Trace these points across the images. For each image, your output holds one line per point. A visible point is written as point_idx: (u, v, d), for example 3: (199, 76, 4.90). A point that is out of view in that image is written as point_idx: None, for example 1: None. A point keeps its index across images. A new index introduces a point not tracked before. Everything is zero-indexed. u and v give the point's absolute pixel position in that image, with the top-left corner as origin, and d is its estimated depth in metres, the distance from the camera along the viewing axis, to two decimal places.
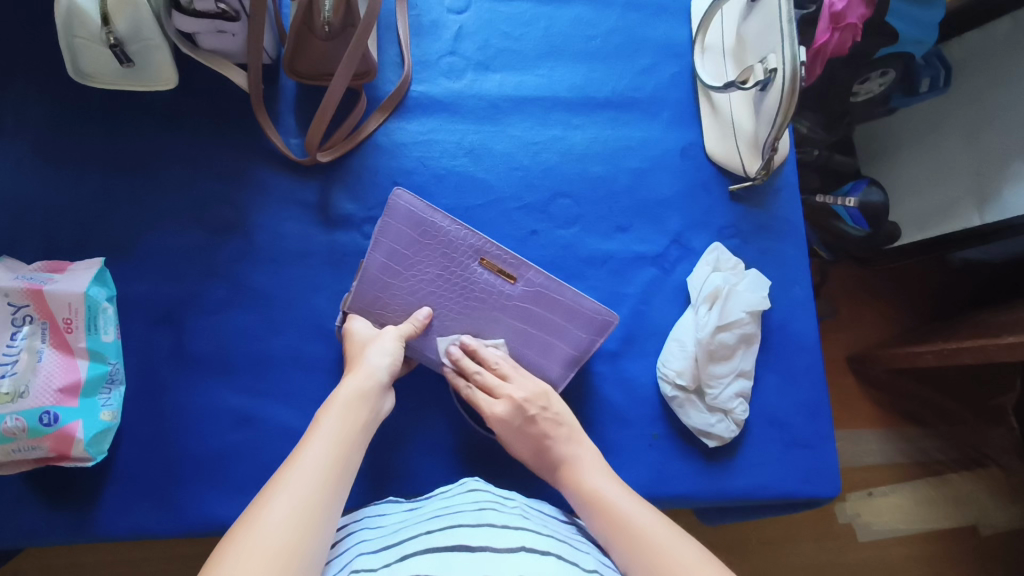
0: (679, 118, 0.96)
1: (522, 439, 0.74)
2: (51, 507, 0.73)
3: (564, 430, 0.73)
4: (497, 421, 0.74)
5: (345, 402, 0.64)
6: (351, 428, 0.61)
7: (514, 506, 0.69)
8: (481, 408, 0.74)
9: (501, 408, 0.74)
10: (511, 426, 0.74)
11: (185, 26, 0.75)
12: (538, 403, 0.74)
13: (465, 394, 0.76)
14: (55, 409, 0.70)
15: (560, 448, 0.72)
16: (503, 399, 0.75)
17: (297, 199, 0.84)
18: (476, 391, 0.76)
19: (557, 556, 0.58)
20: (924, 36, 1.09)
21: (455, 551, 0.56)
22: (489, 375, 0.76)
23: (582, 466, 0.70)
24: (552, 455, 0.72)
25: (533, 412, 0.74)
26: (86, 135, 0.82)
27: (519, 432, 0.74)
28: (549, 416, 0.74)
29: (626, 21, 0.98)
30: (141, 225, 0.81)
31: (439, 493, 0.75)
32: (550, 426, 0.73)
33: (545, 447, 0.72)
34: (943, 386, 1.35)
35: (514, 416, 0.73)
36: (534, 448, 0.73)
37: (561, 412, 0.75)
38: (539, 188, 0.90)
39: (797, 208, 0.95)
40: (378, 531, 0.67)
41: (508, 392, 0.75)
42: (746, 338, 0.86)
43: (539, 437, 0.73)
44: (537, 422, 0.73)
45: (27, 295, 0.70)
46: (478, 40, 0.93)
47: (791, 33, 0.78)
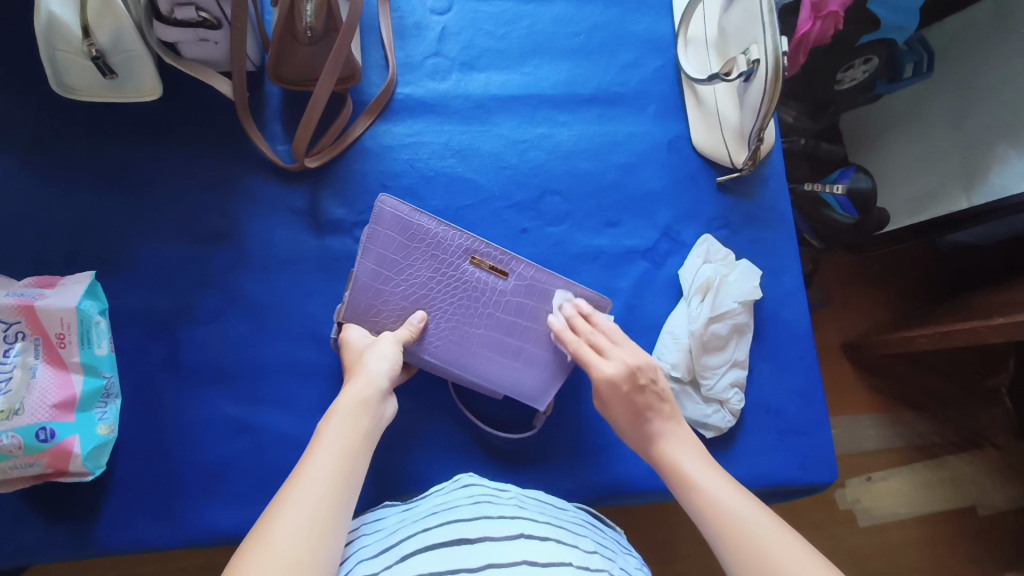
0: (664, 111, 0.97)
1: (624, 406, 0.69)
2: (51, 524, 0.73)
3: (668, 407, 0.70)
4: (605, 381, 0.70)
5: (346, 411, 0.64)
6: (356, 435, 0.62)
7: (510, 497, 0.69)
8: (592, 368, 0.71)
9: (612, 370, 0.70)
10: (620, 392, 0.70)
11: (166, 35, 0.74)
12: (648, 374, 0.71)
13: (573, 349, 0.73)
14: (52, 424, 0.69)
15: (657, 423, 0.69)
16: (615, 361, 0.71)
17: (288, 206, 0.84)
18: (585, 348, 0.74)
19: (556, 540, 0.60)
20: (906, 22, 1.10)
21: (455, 547, 0.57)
22: (598, 336, 0.74)
23: (678, 446, 0.68)
24: (651, 428, 0.69)
25: (643, 381, 0.70)
26: (71, 150, 0.81)
27: (622, 399, 0.70)
28: (656, 390, 0.70)
29: (608, 17, 0.98)
30: (131, 238, 0.81)
31: (434, 490, 0.75)
32: (657, 400, 0.70)
33: (644, 418, 0.69)
34: (937, 369, 1.36)
35: (626, 380, 0.70)
36: (633, 418, 0.69)
37: (665, 386, 0.72)
38: (528, 186, 0.90)
39: (785, 197, 0.96)
40: (377, 534, 0.67)
41: (620, 356, 0.71)
42: (739, 328, 0.87)
43: (642, 407, 0.69)
44: (645, 392, 0.69)
45: (18, 311, 0.70)
46: (462, 40, 0.93)
47: (772, 24, 0.78)
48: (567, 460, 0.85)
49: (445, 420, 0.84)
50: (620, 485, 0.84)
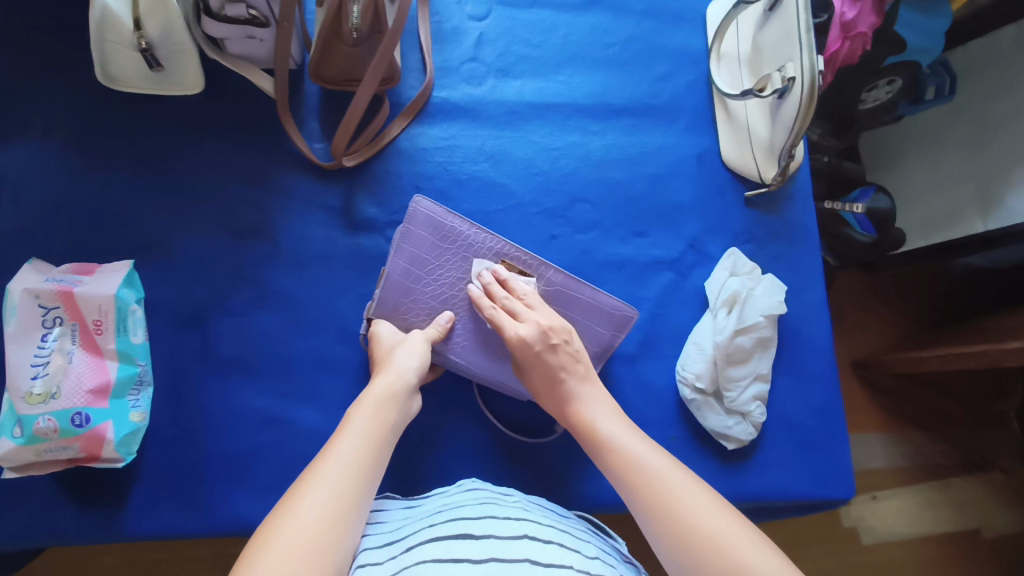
0: (695, 125, 0.98)
1: (538, 367, 0.71)
2: (80, 508, 0.74)
3: (581, 368, 0.72)
4: (518, 343, 0.71)
5: (375, 401, 0.65)
6: (381, 426, 0.63)
7: (514, 501, 0.70)
8: (504, 329, 0.72)
9: (524, 330, 0.71)
10: (531, 352, 0.71)
11: (214, 31, 0.75)
12: (560, 335, 0.73)
13: (489, 314, 0.74)
14: (87, 409, 0.71)
15: (572, 383, 0.71)
16: (527, 322, 0.72)
17: (322, 203, 0.85)
18: (500, 313, 0.74)
19: (560, 543, 0.60)
20: (931, 45, 1.12)
21: (460, 541, 0.57)
22: (514, 302, 0.75)
23: (594, 407, 0.70)
24: (565, 388, 0.71)
25: (555, 342, 0.72)
26: (111, 139, 0.82)
27: (535, 361, 0.71)
28: (569, 351, 0.72)
29: (642, 29, 0.99)
30: (168, 229, 0.82)
31: (440, 492, 0.76)
32: (569, 360, 0.72)
33: (558, 379, 0.71)
34: (947, 392, 1.37)
35: (537, 340, 0.71)
36: (546, 378, 0.71)
37: (580, 349, 0.74)
38: (558, 193, 0.91)
39: (811, 213, 0.97)
40: (382, 527, 0.67)
41: (533, 318, 0.73)
42: (763, 342, 0.87)
43: (556, 367, 0.71)
44: (558, 352, 0.71)
45: (58, 296, 0.72)
46: (498, 46, 0.95)
47: (809, 43, 0.79)
48: (588, 467, 0.85)
49: (469, 421, 0.85)
50: None
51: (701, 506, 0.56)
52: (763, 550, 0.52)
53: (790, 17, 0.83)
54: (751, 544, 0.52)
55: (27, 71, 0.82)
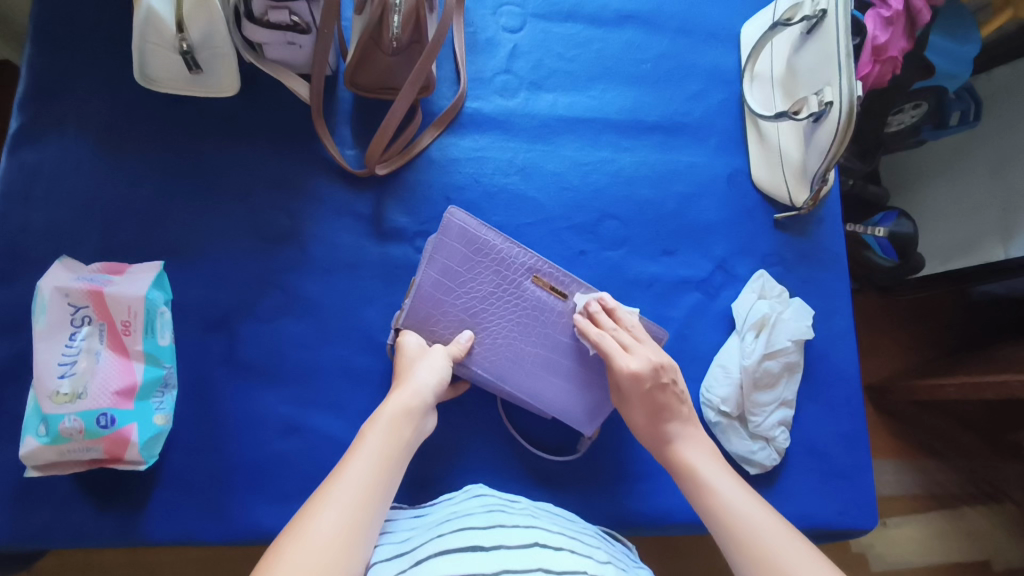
0: (725, 145, 0.97)
1: (645, 404, 0.71)
2: (99, 509, 0.73)
3: (687, 410, 0.72)
4: (630, 378, 0.71)
5: (389, 416, 0.64)
6: (393, 443, 0.61)
7: (523, 508, 0.68)
8: (617, 363, 0.72)
9: (637, 365, 0.71)
10: (642, 387, 0.71)
11: (255, 35, 0.76)
12: (669, 374, 0.73)
13: (597, 341, 0.74)
14: (112, 411, 0.70)
15: (675, 425, 0.71)
16: (639, 358, 0.72)
17: (352, 211, 0.85)
18: (609, 343, 0.74)
19: (571, 551, 0.58)
20: (958, 71, 1.11)
21: (470, 551, 0.55)
22: (622, 334, 0.75)
23: (697, 452, 0.69)
24: (668, 428, 0.71)
25: (665, 380, 0.72)
26: (144, 139, 0.82)
27: (642, 397, 0.71)
28: (676, 391, 0.72)
29: (676, 47, 0.99)
30: (197, 231, 0.81)
31: (444, 499, 0.73)
32: (676, 400, 0.72)
33: (661, 416, 0.71)
34: (963, 420, 1.36)
35: (651, 377, 0.71)
36: (652, 414, 0.71)
37: (684, 389, 0.74)
38: (587, 209, 0.91)
39: (840, 238, 0.96)
40: (387, 537, 0.64)
41: (644, 353, 0.73)
42: (790, 366, 0.87)
43: (663, 406, 0.71)
44: (666, 391, 0.71)
45: (88, 296, 0.72)
46: (532, 59, 0.94)
47: (850, 68, 0.79)
48: (610, 487, 0.84)
49: (491, 436, 0.83)
50: (661, 516, 0.83)
51: (800, 565, 0.54)
52: None
53: (830, 42, 0.82)
54: None
55: (64, 67, 0.82)
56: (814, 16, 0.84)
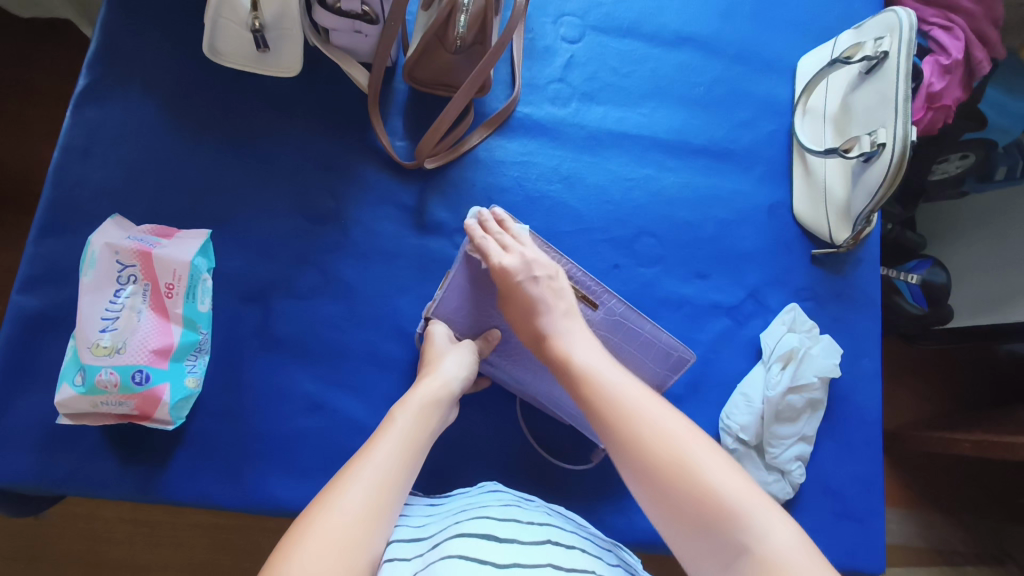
0: (770, 176, 0.98)
1: (518, 297, 0.72)
2: (123, 463, 0.75)
3: (564, 304, 0.72)
4: (500, 270, 0.73)
5: (419, 403, 0.65)
6: (421, 430, 0.62)
7: (536, 506, 0.69)
8: (490, 255, 0.74)
9: (509, 260, 0.73)
10: (509, 279, 0.72)
11: (324, 20, 0.78)
12: (544, 270, 0.74)
13: (478, 241, 0.76)
14: (148, 368, 0.72)
15: (552, 320, 0.70)
16: (513, 254, 0.74)
17: (395, 201, 0.86)
18: (489, 242, 0.76)
19: (582, 550, 0.60)
20: (1010, 126, 1.11)
21: (487, 539, 0.56)
22: (505, 237, 0.77)
23: (571, 343, 0.67)
24: (544, 322, 0.70)
25: (538, 275, 0.73)
26: (204, 110, 0.84)
27: (515, 289, 0.72)
28: (552, 286, 0.73)
29: (730, 73, 0.99)
30: (244, 204, 0.83)
31: (459, 491, 0.74)
32: (551, 293, 0.72)
33: (538, 307, 0.71)
34: (974, 478, 1.34)
35: (519, 270, 0.72)
36: (525, 310, 0.71)
37: (565, 288, 0.74)
38: (626, 224, 0.91)
39: (875, 281, 0.96)
40: (404, 519, 0.65)
41: (520, 250, 0.75)
42: (813, 403, 0.87)
43: (537, 297, 0.71)
44: (538, 284, 0.72)
45: (136, 255, 0.74)
46: (587, 71, 0.95)
47: (906, 112, 0.79)
48: (620, 501, 0.84)
49: (508, 436, 0.84)
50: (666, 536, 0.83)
51: (682, 430, 0.55)
52: (736, 476, 0.53)
53: (890, 84, 0.82)
54: (726, 469, 0.53)
55: (135, 32, 0.84)
56: (874, 58, 0.84)
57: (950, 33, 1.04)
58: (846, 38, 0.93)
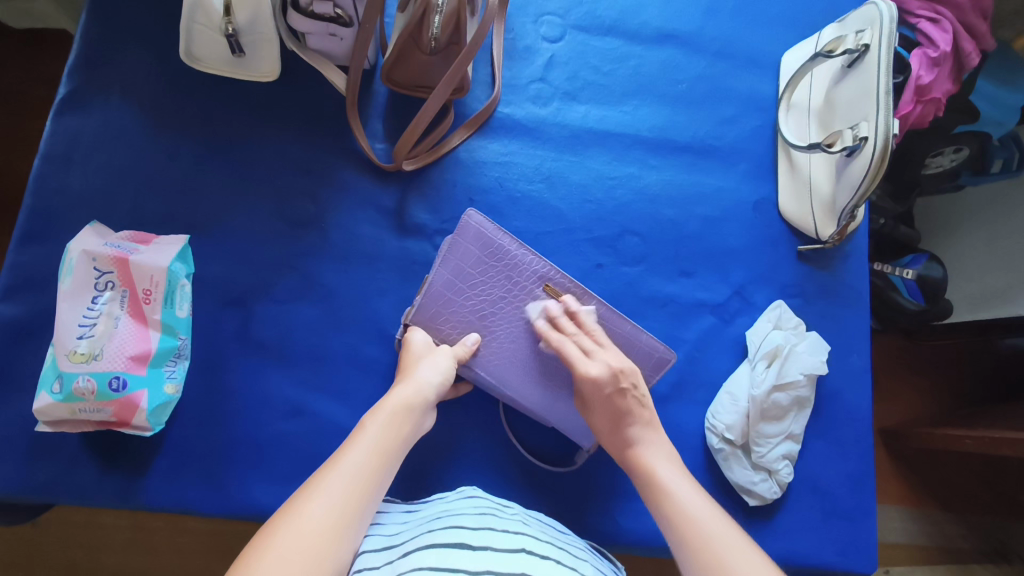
0: (755, 172, 0.97)
1: (605, 407, 0.71)
2: (104, 470, 0.75)
3: (648, 415, 0.71)
4: (588, 381, 0.71)
5: (391, 411, 0.64)
6: (391, 439, 0.62)
7: (513, 514, 0.68)
8: (576, 365, 0.72)
9: (597, 370, 0.71)
10: (600, 393, 0.71)
11: (298, 24, 0.78)
12: (630, 379, 0.71)
13: (556, 344, 0.74)
14: (125, 375, 0.72)
15: (635, 428, 0.70)
16: (598, 363, 0.72)
17: (375, 204, 0.86)
18: (568, 345, 0.74)
19: (557, 560, 0.58)
20: (1004, 118, 1.09)
21: (458, 549, 0.55)
22: (584, 339, 0.75)
23: (655, 456, 0.68)
24: (629, 433, 0.69)
25: (625, 386, 0.71)
26: (182, 116, 0.85)
27: (606, 402, 0.71)
28: (637, 397, 0.71)
29: (713, 70, 0.99)
30: (224, 210, 0.83)
31: (438, 498, 0.74)
32: (637, 405, 0.70)
33: (623, 422, 0.70)
34: (977, 476, 1.32)
35: (610, 382, 0.70)
36: (613, 420, 0.70)
37: (647, 395, 0.72)
38: (609, 223, 0.91)
39: (864, 276, 0.95)
40: (379, 527, 0.64)
41: (603, 358, 0.72)
42: (799, 401, 0.86)
43: (624, 412, 0.70)
44: (626, 396, 0.70)
45: (113, 262, 0.74)
46: (568, 70, 0.95)
47: (887, 105, 0.78)
48: (605, 502, 0.83)
49: (491, 438, 0.83)
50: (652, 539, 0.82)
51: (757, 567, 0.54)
52: None
53: (871, 78, 0.81)
54: None
55: (113, 40, 0.85)
56: (856, 50, 0.84)
57: (938, 25, 1.03)
58: (829, 31, 0.92)
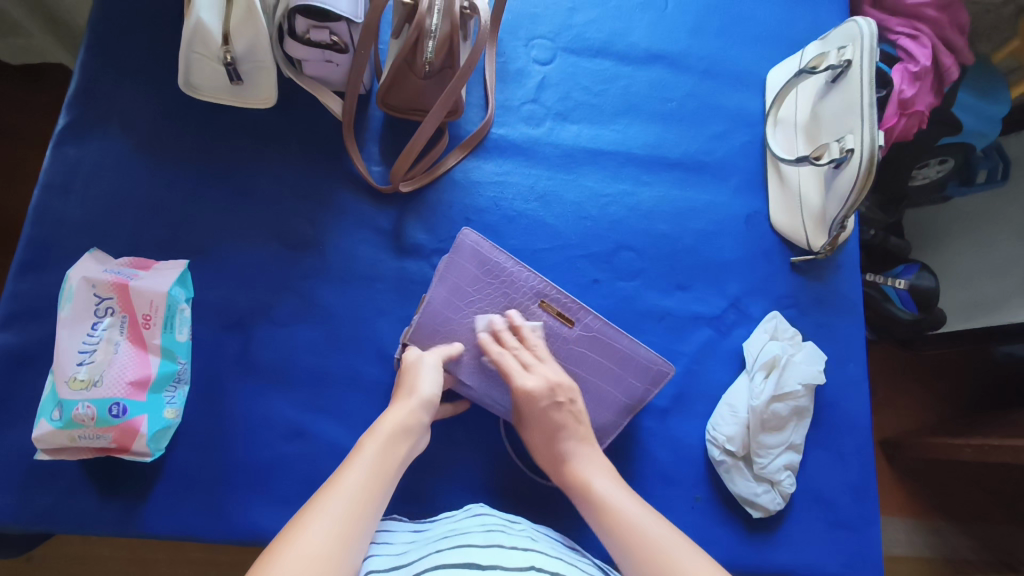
0: (746, 186, 0.98)
1: (540, 422, 0.72)
2: (104, 497, 0.74)
3: (582, 429, 0.72)
4: (524, 395, 0.72)
5: (388, 432, 0.65)
6: (388, 460, 0.62)
7: (520, 531, 0.67)
8: (513, 379, 0.72)
9: (533, 384, 0.72)
10: (535, 406, 0.72)
11: (295, 52, 0.79)
12: (566, 393, 0.73)
13: (495, 358, 0.74)
14: (125, 401, 0.72)
15: (569, 443, 0.71)
16: (536, 376, 0.73)
17: (373, 225, 0.87)
18: (507, 359, 0.74)
19: None
20: (986, 129, 1.11)
21: (466, 568, 0.55)
22: (525, 353, 0.75)
23: (590, 470, 0.69)
24: (561, 448, 0.71)
25: (560, 399, 0.72)
26: (181, 143, 0.86)
27: (540, 416, 0.72)
28: (573, 410, 0.73)
29: (701, 88, 1.01)
30: (222, 235, 0.84)
31: (442, 518, 0.73)
32: (570, 419, 0.72)
33: (557, 437, 0.71)
34: (980, 484, 1.32)
35: (546, 395, 0.72)
36: (546, 436, 0.72)
37: (583, 411, 0.74)
38: (604, 239, 0.92)
39: (857, 286, 0.96)
40: (385, 548, 0.64)
41: (542, 371, 0.74)
42: (799, 411, 0.86)
43: (558, 427, 0.71)
44: (561, 410, 0.72)
45: (113, 288, 0.75)
46: (560, 91, 0.97)
47: (871, 117, 0.80)
48: None
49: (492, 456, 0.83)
50: None
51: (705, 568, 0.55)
52: None
53: (854, 91, 0.84)
54: None
55: (112, 71, 0.86)
56: (839, 66, 0.86)
57: (917, 41, 1.06)
58: (812, 48, 0.94)
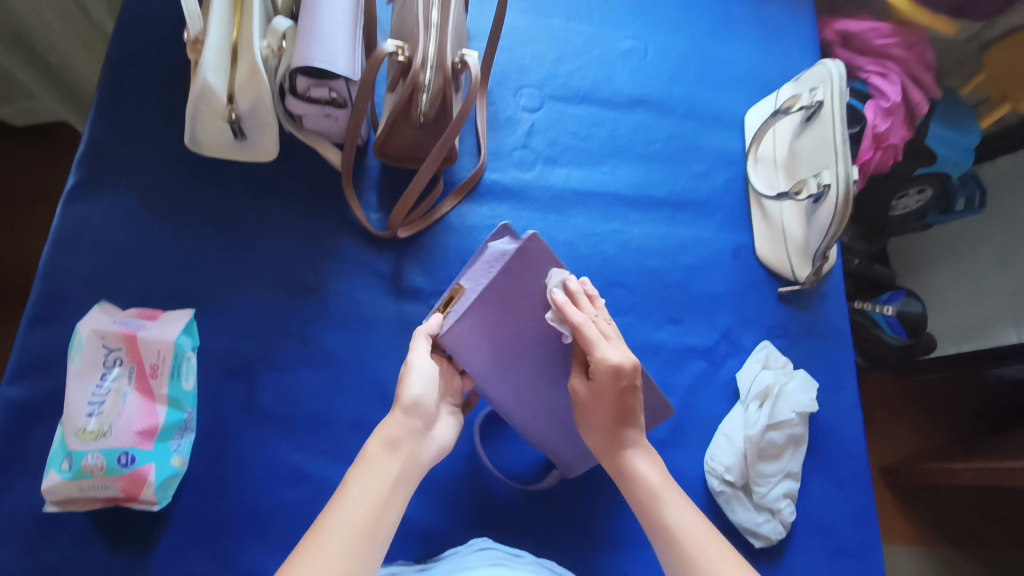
0: (731, 221, 1.02)
1: (611, 401, 0.64)
2: (111, 548, 0.75)
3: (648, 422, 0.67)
4: (602, 367, 0.63)
5: (383, 445, 0.59)
6: (387, 482, 0.56)
7: (527, 564, 0.68)
8: (594, 346, 0.64)
9: (615, 357, 0.63)
10: (614, 382, 0.64)
11: (296, 107, 0.84)
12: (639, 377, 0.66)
13: (576, 322, 0.65)
14: (133, 450, 0.73)
15: (630, 431, 0.66)
16: (613, 352, 0.64)
17: (372, 270, 0.90)
18: (586, 327, 0.65)
19: None
20: (960, 158, 1.15)
21: None
22: (602, 321, 0.67)
23: (642, 458, 0.65)
24: (625, 434, 0.66)
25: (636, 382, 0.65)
26: (186, 197, 0.89)
27: (612, 395, 0.64)
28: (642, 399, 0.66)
29: (683, 129, 1.06)
30: (227, 284, 0.86)
31: (446, 555, 0.74)
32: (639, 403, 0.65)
33: (623, 420, 0.65)
34: (982, 509, 1.32)
35: (627, 374, 0.64)
36: (614, 414, 0.65)
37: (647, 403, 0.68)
38: (597, 276, 0.95)
39: (844, 314, 0.99)
40: None
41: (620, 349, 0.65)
42: (794, 439, 0.88)
43: (629, 409, 0.65)
44: (633, 395, 0.64)
45: (122, 339, 0.77)
46: (549, 137, 1.01)
47: (845, 153, 0.85)
48: (612, 553, 0.84)
49: (496, 495, 0.83)
50: None
51: None
52: None
53: (827, 129, 0.88)
54: None
55: (120, 131, 0.90)
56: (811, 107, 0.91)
57: (886, 79, 1.11)
58: (786, 90, 1.00)
